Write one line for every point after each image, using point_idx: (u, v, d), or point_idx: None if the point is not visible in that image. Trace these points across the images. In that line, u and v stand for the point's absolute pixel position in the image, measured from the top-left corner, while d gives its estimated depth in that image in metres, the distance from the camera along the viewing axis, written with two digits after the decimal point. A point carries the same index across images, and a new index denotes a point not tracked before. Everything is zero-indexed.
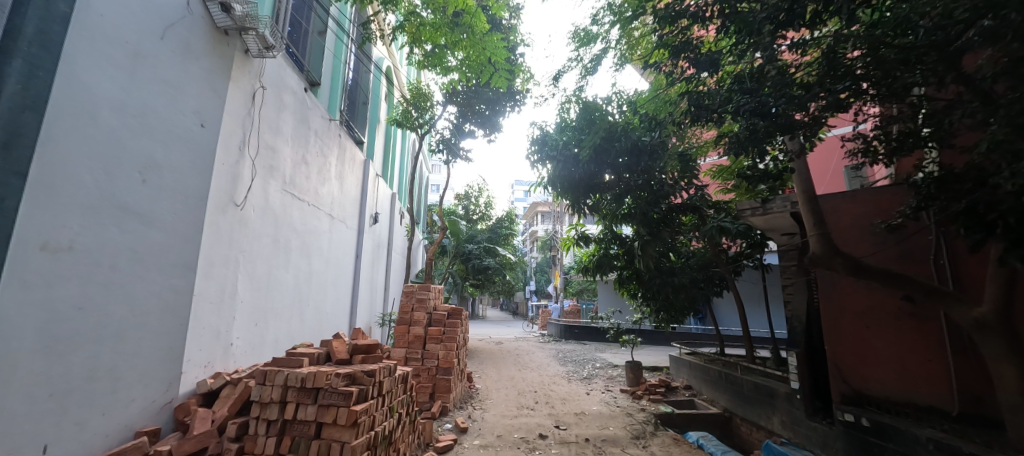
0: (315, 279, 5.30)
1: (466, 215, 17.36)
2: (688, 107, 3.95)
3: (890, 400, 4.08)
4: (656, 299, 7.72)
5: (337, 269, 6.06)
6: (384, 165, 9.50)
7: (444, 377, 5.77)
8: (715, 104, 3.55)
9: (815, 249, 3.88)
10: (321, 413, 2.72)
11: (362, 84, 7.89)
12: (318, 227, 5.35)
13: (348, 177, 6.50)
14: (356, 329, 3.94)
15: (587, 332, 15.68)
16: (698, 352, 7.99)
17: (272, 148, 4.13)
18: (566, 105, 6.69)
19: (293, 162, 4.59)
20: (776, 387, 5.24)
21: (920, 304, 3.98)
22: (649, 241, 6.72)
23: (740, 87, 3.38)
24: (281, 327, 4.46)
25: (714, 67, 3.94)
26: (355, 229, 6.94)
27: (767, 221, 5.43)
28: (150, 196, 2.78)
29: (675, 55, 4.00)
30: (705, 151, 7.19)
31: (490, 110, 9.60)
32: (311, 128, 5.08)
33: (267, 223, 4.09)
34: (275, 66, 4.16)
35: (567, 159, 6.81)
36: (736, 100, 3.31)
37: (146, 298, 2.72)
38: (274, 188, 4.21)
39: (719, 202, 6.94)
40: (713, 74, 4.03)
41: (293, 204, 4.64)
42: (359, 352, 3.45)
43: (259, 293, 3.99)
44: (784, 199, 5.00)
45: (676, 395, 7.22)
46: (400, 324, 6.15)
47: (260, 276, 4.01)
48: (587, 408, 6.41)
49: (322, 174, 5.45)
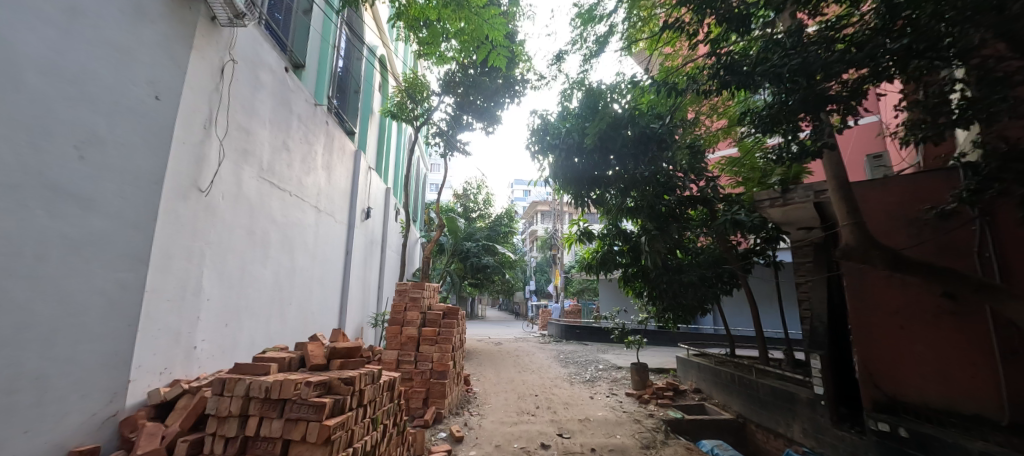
0: (299, 277, 4.88)
1: (464, 211, 16.84)
2: (714, 71, 3.52)
3: (930, 407, 3.70)
4: (664, 298, 7.29)
5: (324, 266, 5.65)
6: (378, 158, 9.11)
7: (438, 382, 5.37)
8: (745, 73, 3.20)
9: (848, 240, 3.48)
10: (288, 429, 2.35)
11: (354, 72, 7.50)
12: (303, 220, 4.94)
13: (337, 168, 6.10)
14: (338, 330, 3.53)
15: (588, 332, 15.32)
16: (706, 354, 7.61)
17: (246, 131, 3.72)
18: (568, 91, 6.31)
19: (272, 147, 4.17)
20: (796, 392, 4.84)
21: (962, 301, 3.59)
22: (657, 236, 6.34)
23: (777, 48, 3.05)
24: (258, 328, 4.05)
25: (746, 25, 3.50)
26: (345, 224, 6.54)
27: (785, 213, 5.03)
28: (89, 175, 2.38)
29: (701, 8, 3.55)
30: (715, 141, 6.83)
31: (486, 101, 9.17)
32: (294, 112, 4.66)
33: (241, 212, 3.69)
34: (250, 40, 3.75)
35: (568, 149, 6.36)
36: (770, 68, 2.99)
37: (83, 295, 2.32)
38: (249, 175, 3.79)
39: (730, 195, 6.56)
40: (745, 32, 3.57)
41: (273, 194, 4.23)
42: (339, 356, 3.03)
43: (231, 291, 3.58)
44: (807, 189, 4.58)
45: (685, 400, 6.84)
46: (392, 325, 5.73)
47: (234, 271, 3.61)
48: (591, 413, 6.02)
49: (307, 163, 5.03)
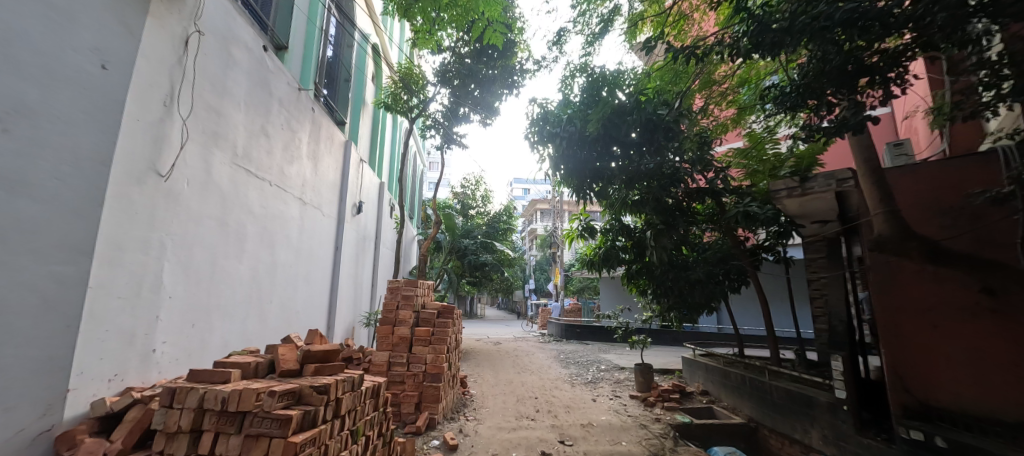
0: (281, 273, 4.54)
1: (462, 208, 16.48)
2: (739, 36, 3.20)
3: (967, 414, 3.38)
4: (669, 296, 6.97)
5: (310, 262, 5.30)
6: (371, 151, 8.77)
7: (432, 385, 5.05)
8: (778, 33, 2.83)
9: (886, 230, 3.12)
10: (247, 446, 2.01)
11: (344, 60, 7.15)
12: (285, 212, 4.59)
13: (324, 159, 5.74)
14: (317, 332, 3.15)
15: (588, 330, 15.02)
16: (714, 354, 7.29)
17: (217, 112, 3.38)
18: (569, 79, 6.01)
19: (248, 131, 3.82)
20: (814, 395, 4.51)
21: (1007, 299, 3.26)
22: (662, 230, 6.01)
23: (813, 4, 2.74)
24: (233, 328, 3.71)
25: None
26: (334, 219, 6.20)
27: (802, 205, 4.69)
28: (18, 152, 1.99)
29: None
30: (723, 130, 6.54)
31: (484, 92, 8.82)
32: (274, 95, 4.30)
33: (212, 200, 3.35)
34: (219, 12, 3.41)
35: (571, 136, 5.86)
36: (810, 26, 2.65)
37: (11, 293, 1.95)
38: (220, 160, 3.45)
39: (740, 187, 6.26)
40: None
41: (251, 183, 3.89)
42: (314, 360, 2.65)
43: (199, 288, 3.24)
44: (827, 177, 4.23)
45: (692, 402, 6.52)
46: (383, 325, 5.37)
47: (203, 266, 3.28)
48: (595, 418, 5.68)
49: (290, 152, 4.68)
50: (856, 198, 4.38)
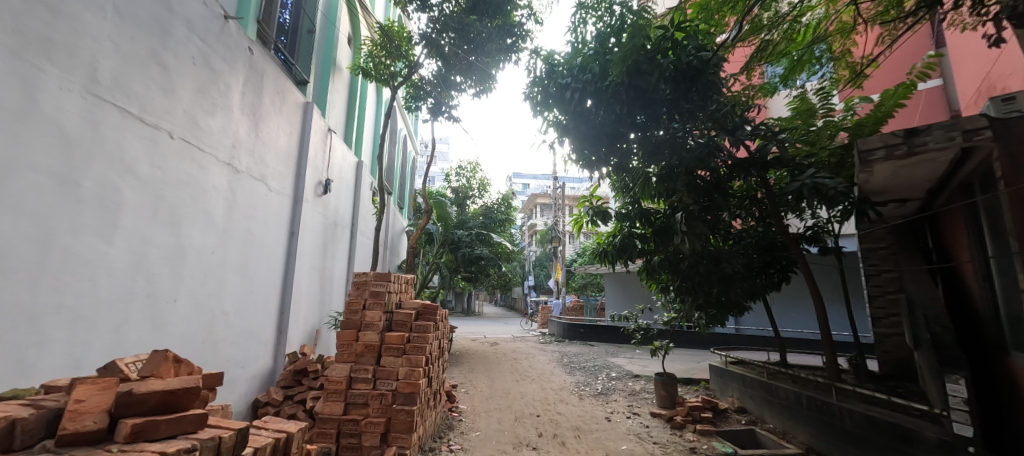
0: (192, 262, 3.34)
1: (456, 198, 15.25)
2: None
3: None
4: (696, 292, 5.74)
5: (246, 248, 4.10)
6: (345, 124, 7.60)
7: (402, 409, 3.84)
8: None
9: None
10: None
11: (308, 6, 5.88)
12: (200, 178, 3.38)
13: (272, 119, 4.54)
14: (177, 360, 1.74)
15: (594, 331, 13.86)
16: (749, 364, 6.13)
17: (46, 6, 2.17)
18: (580, 21, 4.79)
19: (119, 51, 2.60)
20: (915, 429, 3.33)
21: None
22: (697, 212, 4.74)
23: None
24: (95, 337, 2.50)
25: None
26: (288, 197, 5.00)
27: (897, 171, 3.48)
28: None
29: None
30: (766, 92, 5.35)
31: (478, 57, 7.57)
32: (174, 12, 3.07)
33: (38, 145, 2.15)
34: None
35: (582, 90, 4.63)
36: None
37: None
38: (55, 83, 2.21)
39: (797, 159, 4.97)
40: None
41: (128, 128, 2.68)
42: (139, 412, 1.45)
43: (10, 282, 2.03)
44: (946, 130, 3.01)
45: (728, 424, 5.36)
46: (345, 329, 4.19)
47: (20, 245, 2.07)
48: (613, 447, 4.53)
49: (209, 99, 3.47)
50: (976, 160, 3.16)
